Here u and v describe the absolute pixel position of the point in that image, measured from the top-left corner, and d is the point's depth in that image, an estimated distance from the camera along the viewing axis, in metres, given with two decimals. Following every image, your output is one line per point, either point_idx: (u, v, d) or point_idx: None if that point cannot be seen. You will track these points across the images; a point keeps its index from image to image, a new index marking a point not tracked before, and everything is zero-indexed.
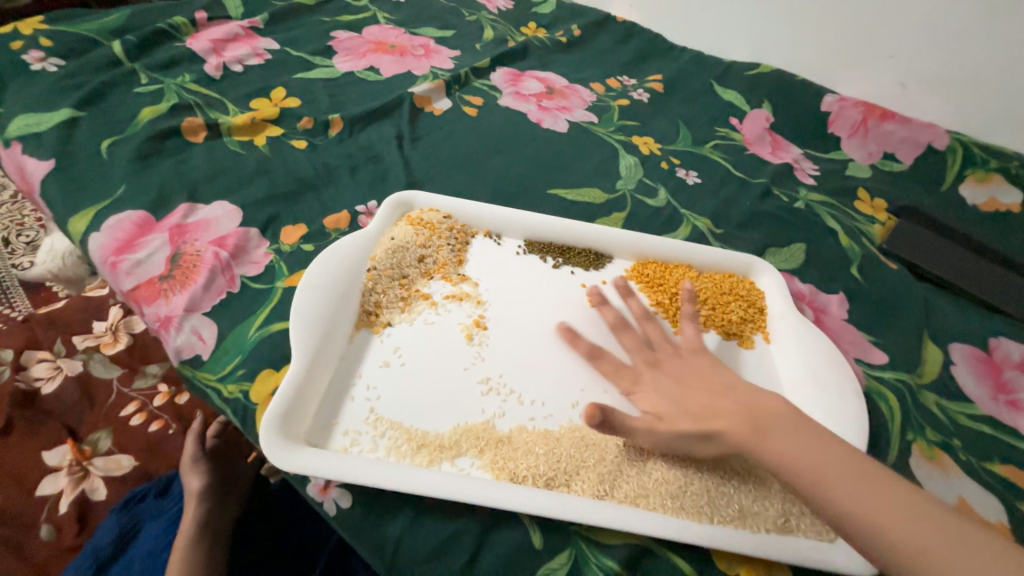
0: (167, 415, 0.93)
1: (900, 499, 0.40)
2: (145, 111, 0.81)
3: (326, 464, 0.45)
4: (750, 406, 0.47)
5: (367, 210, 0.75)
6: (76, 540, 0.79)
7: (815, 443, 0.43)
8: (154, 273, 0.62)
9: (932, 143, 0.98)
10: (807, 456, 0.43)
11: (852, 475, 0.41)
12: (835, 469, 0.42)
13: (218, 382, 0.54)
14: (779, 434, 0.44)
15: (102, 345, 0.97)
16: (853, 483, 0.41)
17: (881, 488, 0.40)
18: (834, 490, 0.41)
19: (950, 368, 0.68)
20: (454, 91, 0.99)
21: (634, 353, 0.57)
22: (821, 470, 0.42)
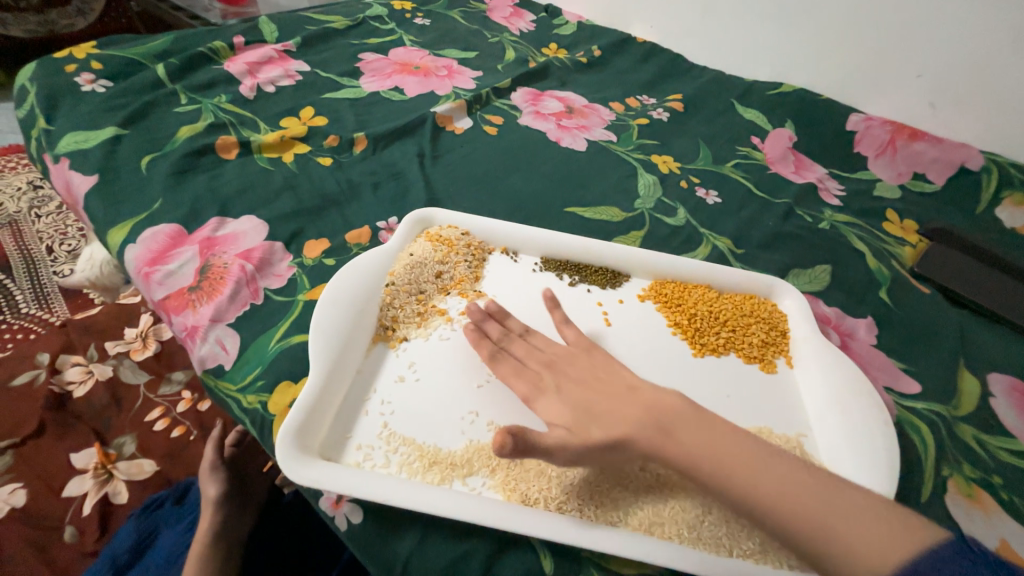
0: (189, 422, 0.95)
1: (800, 487, 0.39)
2: (183, 130, 0.85)
3: (338, 478, 0.45)
4: (654, 409, 0.45)
5: (388, 225, 0.77)
6: (96, 544, 0.80)
7: (717, 437, 0.42)
8: (183, 284, 0.64)
9: (964, 164, 0.95)
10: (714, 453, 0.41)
11: (758, 468, 0.40)
12: (740, 464, 0.40)
13: (238, 392, 0.55)
14: (687, 433, 0.43)
15: (132, 351, 1.01)
16: (771, 477, 0.40)
17: (779, 479, 0.40)
18: (742, 487, 0.40)
19: (988, 399, 0.65)
20: (475, 111, 1.01)
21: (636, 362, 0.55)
22: (736, 470, 0.40)
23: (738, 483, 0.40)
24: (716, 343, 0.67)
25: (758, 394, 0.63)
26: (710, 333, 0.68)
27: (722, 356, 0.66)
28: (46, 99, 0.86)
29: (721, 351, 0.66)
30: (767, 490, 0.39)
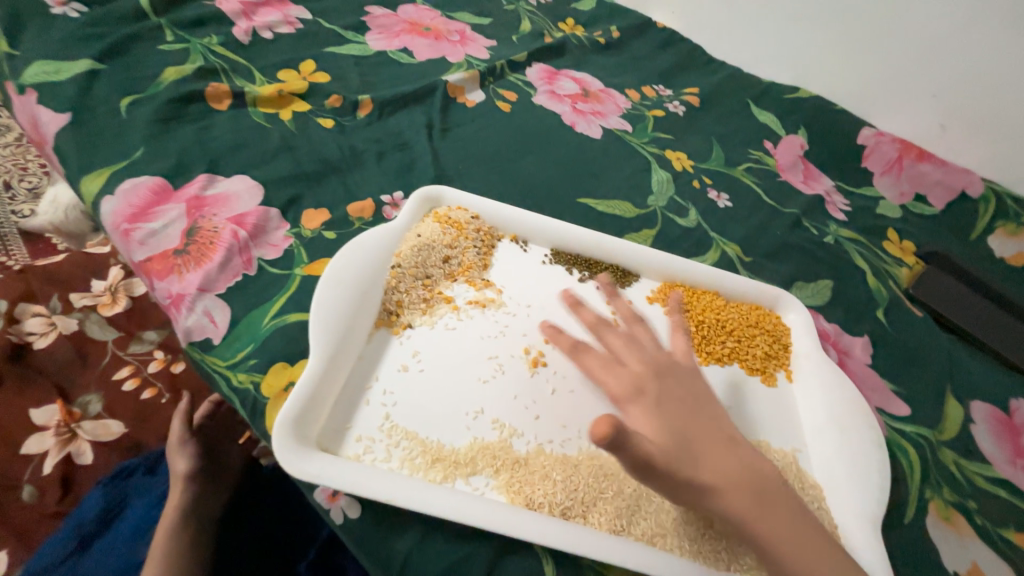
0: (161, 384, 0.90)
1: (799, 528, 0.43)
2: (169, 72, 0.77)
3: (338, 473, 0.43)
4: (686, 425, 0.44)
5: (392, 200, 0.72)
6: (59, 505, 0.76)
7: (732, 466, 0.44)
8: (168, 246, 0.59)
9: (964, 190, 0.94)
10: (730, 480, 0.43)
11: (768, 506, 0.43)
12: (752, 498, 0.43)
13: (228, 369, 0.51)
14: (713, 457, 0.44)
15: (100, 306, 0.93)
16: (789, 534, 0.42)
17: (785, 515, 0.43)
18: (749, 520, 0.43)
19: (970, 426, 0.67)
20: (488, 84, 0.95)
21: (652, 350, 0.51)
22: (750, 503, 0.43)
23: (746, 519, 0.43)
24: (721, 351, 0.67)
25: (758, 406, 0.63)
26: (716, 341, 0.67)
27: (725, 365, 0.66)
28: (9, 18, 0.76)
29: (725, 361, 0.66)
30: (762, 528, 0.42)
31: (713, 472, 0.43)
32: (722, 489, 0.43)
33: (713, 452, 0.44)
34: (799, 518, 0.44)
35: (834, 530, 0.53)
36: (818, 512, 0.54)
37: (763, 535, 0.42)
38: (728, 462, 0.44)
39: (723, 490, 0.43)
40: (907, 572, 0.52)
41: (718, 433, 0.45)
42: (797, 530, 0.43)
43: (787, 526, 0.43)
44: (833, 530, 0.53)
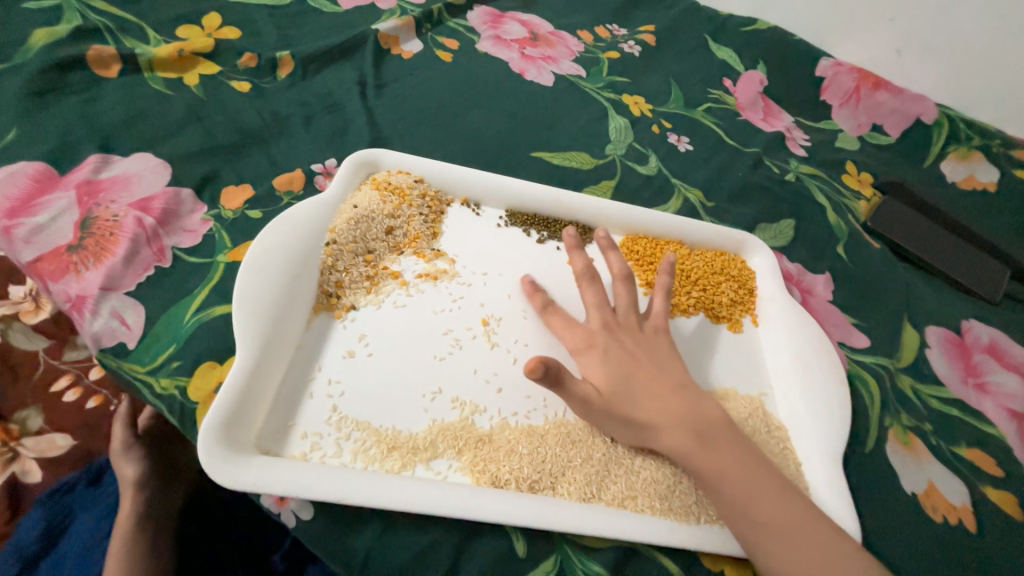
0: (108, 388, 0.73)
1: (754, 465, 0.43)
2: (39, 34, 0.65)
3: (282, 477, 0.39)
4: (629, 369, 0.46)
5: (324, 169, 0.65)
6: (7, 528, 0.62)
7: (679, 407, 0.45)
8: (59, 243, 0.51)
9: (919, 117, 0.93)
10: (674, 420, 0.44)
11: (721, 450, 0.43)
12: (703, 442, 0.43)
13: (148, 375, 0.46)
14: (656, 400, 0.45)
15: (20, 313, 0.73)
16: (739, 474, 0.42)
17: (738, 452, 0.44)
18: (703, 465, 0.43)
19: (925, 352, 0.68)
20: (425, 32, 0.86)
21: (603, 312, 0.50)
22: (705, 447, 0.43)
23: (700, 462, 0.43)
24: (686, 302, 0.64)
25: (724, 355, 0.62)
26: (682, 292, 0.65)
27: (691, 316, 0.64)
28: None
29: (691, 311, 0.64)
30: (714, 467, 0.42)
31: (658, 413, 0.44)
32: (673, 434, 0.44)
33: (654, 397, 0.45)
34: (754, 457, 0.44)
35: (799, 468, 0.54)
36: (783, 453, 0.55)
37: (710, 471, 0.43)
38: (674, 406, 0.45)
39: (667, 431, 0.44)
40: (866, 499, 0.53)
41: (662, 375, 0.46)
42: (746, 465, 0.43)
43: (737, 463, 0.43)
44: (797, 467, 0.54)
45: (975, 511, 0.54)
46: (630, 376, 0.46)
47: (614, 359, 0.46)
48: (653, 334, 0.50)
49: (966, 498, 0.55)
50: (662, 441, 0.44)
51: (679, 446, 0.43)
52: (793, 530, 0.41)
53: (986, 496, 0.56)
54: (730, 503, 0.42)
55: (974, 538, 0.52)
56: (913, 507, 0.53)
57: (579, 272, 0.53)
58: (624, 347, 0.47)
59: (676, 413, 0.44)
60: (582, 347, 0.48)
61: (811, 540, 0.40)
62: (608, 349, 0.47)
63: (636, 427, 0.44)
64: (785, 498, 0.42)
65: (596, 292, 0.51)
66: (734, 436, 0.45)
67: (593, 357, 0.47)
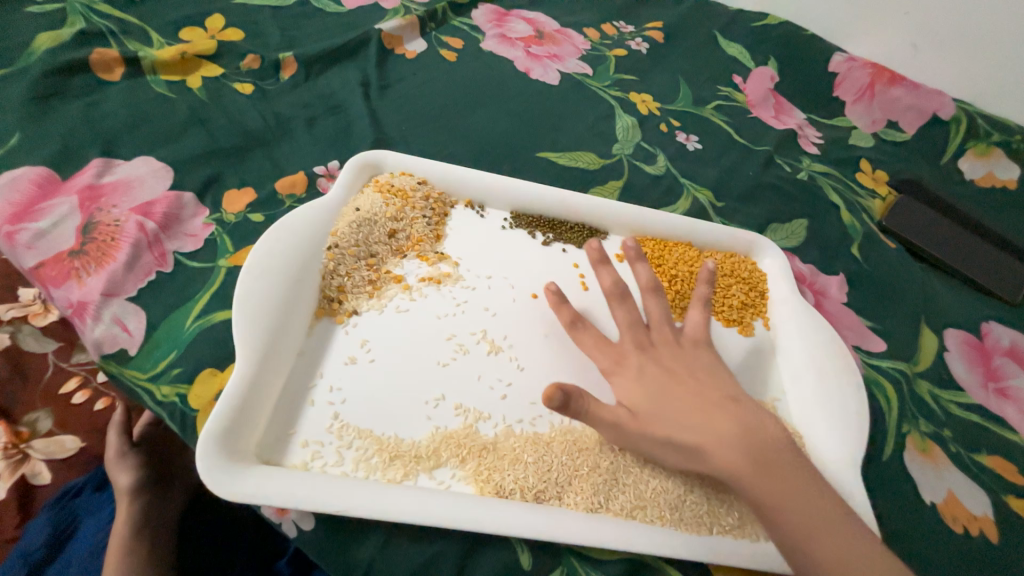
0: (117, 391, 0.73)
1: (812, 493, 0.40)
2: (42, 38, 0.65)
3: (285, 487, 0.38)
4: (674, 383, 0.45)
5: (326, 171, 0.64)
6: (17, 530, 0.63)
7: (726, 427, 0.42)
8: (61, 248, 0.51)
9: (936, 113, 0.90)
10: (723, 441, 0.41)
11: (777, 478, 0.40)
12: (758, 467, 0.40)
13: (149, 382, 0.45)
14: (703, 420, 0.43)
15: (31, 314, 0.75)
16: (796, 503, 0.39)
17: (796, 479, 0.40)
18: (756, 489, 0.40)
19: (944, 356, 0.66)
20: (429, 31, 0.85)
21: (636, 332, 0.49)
22: (759, 471, 0.40)
23: (753, 487, 0.40)
24: None
25: (736, 360, 0.61)
26: (691, 295, 0.64)
27: (700, 320, 0.63)
28: None
29: None
30: (769, 494, 0.39)
31: (704, 432, 0.42)
32: (723, 453, 0.41)
33: (703, 418, 0.43)
34: (813, 486, 0.40)
35: None
36: None
37: (766, 499, 0.39)
38: (722, 423, 0.42)
39: (715, 451, 0.41)
40: (885, 510, 0.52)
41: (707, 394, 0.44)
42: (803, 493, 0.39)
43: (794, 490, 0.39)
44: None
45: (997, 522, 0.52)
46: (667, 394, 0.44)
47: (648, 378, 0.46)
48: (694, 350, 0.49)
49: (987, 507, 0.53)
50: (712, 462, 0.41)
51: (728, 465, 0.41)
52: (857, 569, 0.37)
53: (1009, 506, 0.54)
54: (786, 535, 0.39)
55: (997, 550, 0.50)
56: (933, 517, 0.51)
57: (609, 292, 0.52)
58: (661, 365, 0.47)
59: (728, 432, 0.42)
60: (615, 368, 0.48)
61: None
62: (643, 369, 0.47)
63: (681, 448, 0.42)
64: (846, 536, 0.38)
65: (627, 314, 0.50)
66: (796, 463, 0.41)
67: (625, 377, 0.47)
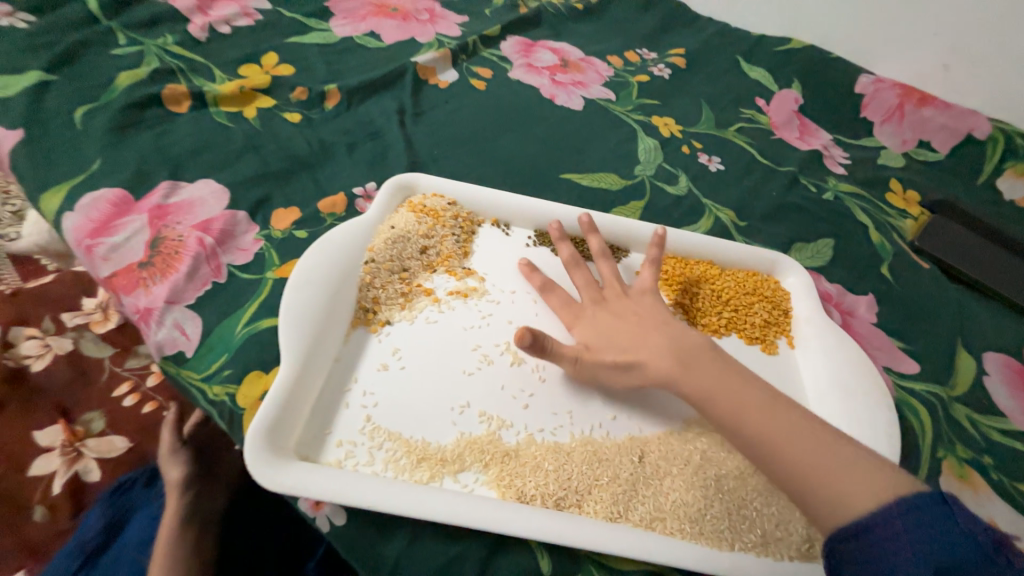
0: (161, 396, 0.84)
1: (753, 390, 0.44)
2: (124, 76, 0.74)
3: (321, 482, 0.41)
4: (617, 313, 0.52)
5: (365, 192, 0.69)
6: (71, 521, 0.71)
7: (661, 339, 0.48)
8: (132, 260, 0.56)
9: (971, 132, 0.89)
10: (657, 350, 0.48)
11: (717, 378, 0.45)
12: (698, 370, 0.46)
13: (202, 382, 0.50)
14: (645, 337, 0.49)
15: (92, 323, 0.86)
16: (731, 394, 0.43)
17: (738, 380, 0.45)
18: (691, 388, 0.45)
19: (983, 380, 0.64)
20: (461, 62, 0.91)
21: (591, 290, 0.56)
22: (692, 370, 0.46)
23: (693, 388, 0.45)
24: (717, 323, 0.64)
25: (760, 378, 0.61)
26: (712, 313, 0.64)
27: (723, 337, 0.63)
28: None
29: (723, 332, 0.63)
30: (710, 390, 0.44)
31: (641, 346, 0.48)
32: (657, 363, 0.47)
33: (638, 339, 0.49)
34: (755, 387, 0.44)
35: None
36: None
37: (698, 391, 0.44)
38: (656, 337, 0.49)
39: (649, 360, 0.47)
40: None
41: (651, 314, 0.51)
42: (739, 388, 0.44)
43: (727, 383, 0.44)
44: None
45: None
46: (612, 331, 0.51)
47: (601, 322, 0.52)
48: (639, 297, 0.55)
49: None
50: (650, 371, 0.47)
51: (662, 368, 0.47)
52: (793, 441, 0.40)
53: None
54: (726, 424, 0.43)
55: None
56: None
57: (567, 261, 0.59)
58: (611, 312, 0.53)
59: (659, 343, 0.48)
60: (572, 320, 0.55)
61: (813, 454, 0.39)
62: (595, 316, 0.53)
63: (623, 366, 0.49)
64: (773, 410, 0.42)
65: (584, 276, 0.57)
66: (720, 362, 0.46)
67: (582, 326, 0.53)
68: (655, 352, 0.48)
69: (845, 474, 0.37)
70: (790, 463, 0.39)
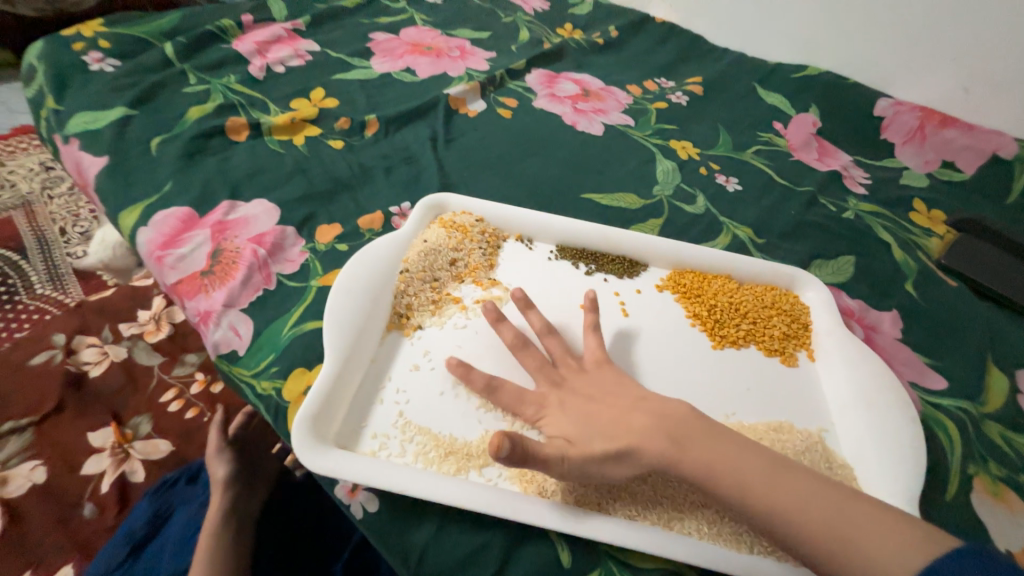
0: (202, 403, 1.01)
1: (752, 465, 0.42)
2: (193, 111, 0.84)
3: (357, 469, 0.45)
4: (581, 394, 0.49)
5: (400, 211, 0.75)
6: (116, 518, 0.86)
7: (644, 420, 0.45)
8: (195, 269, 0.63)
9: (996, 152, 0.90)
10: (641, 431, 0.44)
11: (717, 454, 0.43)
12: (692, 446, 0.43)
13: (253, 377, 0.55)
14: (626, 416, 0.46)
15: (146, 333, 1.07)
16: (740, 468, 0.42)
17: (734, 456, 0.43)
18: (695, 467, 0.42)
19: (1017, 398, 0.62)
20: (489, 93, 0.98)
21: (547, 371, 0.52)
22: (688, 446, 0.43)
23: (697, 465, 0.42)
24: (736, 335, 0.65)
25: (779, 388, 0.61)
26: (731, 325, 0.66)
27: (742, 348, 0.65)
28: (57, 79, 0.87)
29: (742, 343, 0.65)
30: (715, 468, 0.42)
31: (619, 432, 0.45)
32: (648, 445, 0.44)
33: (618, 419, 0.45)
34: (754, 458, 0.43)
35: None
36: None
37: (703, 467, 0.42)
38: (636, 418, 0.45)
39: (641, 445, 0.44)
40: None
41: (624, 390, 0.49)
42: (745, 460, 0.42)
43: (727, 457, 0.42)
44: None
45: None
46: (586, 416, 0.47)
47: (569, 407, 0.48)
48: (596, 372, 0.52)
49: None
50: (643, 455, 0.43)
51: (657, 450, 0.43)
52: (820, 511, 0.40)
53: None
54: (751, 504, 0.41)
55: None
56: None
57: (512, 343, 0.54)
58: (576, 394, 0.50)
59: (641, 425, 0.45)
60: (539, 409, 0.49)
61: (846, 519, 0.39)
62: (563, 402, 0.49)
63: (613, 456, 0.44)
64: (780, 476, 0.42)
65: (535, 359, 0.53)
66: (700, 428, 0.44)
67: (552, 414, 0.48)
68: (647, 432, 0.44)
69: (874, 538, 0.38)
70: (818, 533, 0.39)
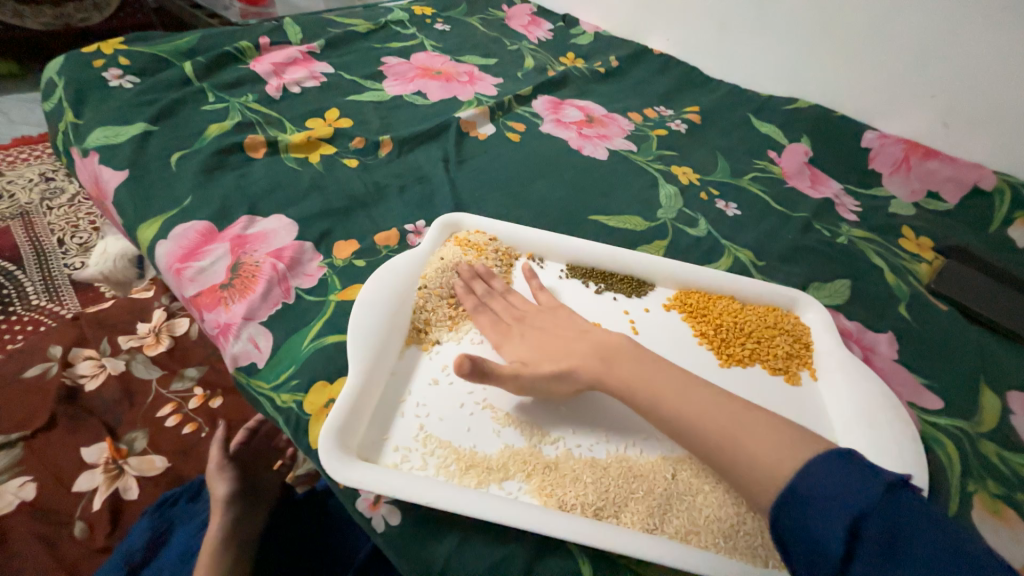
0: (200, 418, 0.97)
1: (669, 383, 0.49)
2: (212, 128, 0.86)
3: (381, 480, 0.45)
4: (535, 329, 0.58)
5: (415, 229, 0.77)
6: (107, 540, 0.81)
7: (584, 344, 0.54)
8: (215, 281, 0.64)
9: (978, 183, 0.95)
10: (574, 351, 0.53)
11: (636, 372, 0.50)
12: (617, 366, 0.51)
13: (272, 391, 0.55)
14: (566, 341, 0.55)
15: (145, 346, 1.03)
16: (654, 386, 0.49)
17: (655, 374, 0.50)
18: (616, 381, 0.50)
19: (1010, 418, 0.65)
20: (498, 117, 1.02)
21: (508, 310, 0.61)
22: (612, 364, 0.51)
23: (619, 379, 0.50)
24: (741, 353, 0.67)
25: (785, 407, 0.63)
26: (735, 344, 0.68)
27: (747, 367, 0.67)
28: (76, 94, 0.88)
29: (747, 362, 0.67)
30: (631, 385, 0.49)
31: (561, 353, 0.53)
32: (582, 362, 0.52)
33: (564, 346, 0.54)
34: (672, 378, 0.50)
35: None
36: None
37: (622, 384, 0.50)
38: (577, 344, 0.54)
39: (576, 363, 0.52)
40: None
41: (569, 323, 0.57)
42: (661, 381, 0.49)
43: (644, 376, 0.49)
44: None
45: None
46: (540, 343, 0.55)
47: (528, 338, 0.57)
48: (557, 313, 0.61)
49: None
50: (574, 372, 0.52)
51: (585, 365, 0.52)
52: (723, 424, 0.45)
53: None
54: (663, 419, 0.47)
55: None
56: None
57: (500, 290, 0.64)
58: (536, 327, 0.58)
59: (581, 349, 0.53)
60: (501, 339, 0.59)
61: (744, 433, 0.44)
62: (523, 334, 0.58)
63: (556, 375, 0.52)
64: (687, 390, 0.48)
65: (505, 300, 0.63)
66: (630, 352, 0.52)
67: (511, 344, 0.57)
68: (586, 355, 0.52)
69: (763, 440, 0.43)
70: (718, 435, 0.44)
